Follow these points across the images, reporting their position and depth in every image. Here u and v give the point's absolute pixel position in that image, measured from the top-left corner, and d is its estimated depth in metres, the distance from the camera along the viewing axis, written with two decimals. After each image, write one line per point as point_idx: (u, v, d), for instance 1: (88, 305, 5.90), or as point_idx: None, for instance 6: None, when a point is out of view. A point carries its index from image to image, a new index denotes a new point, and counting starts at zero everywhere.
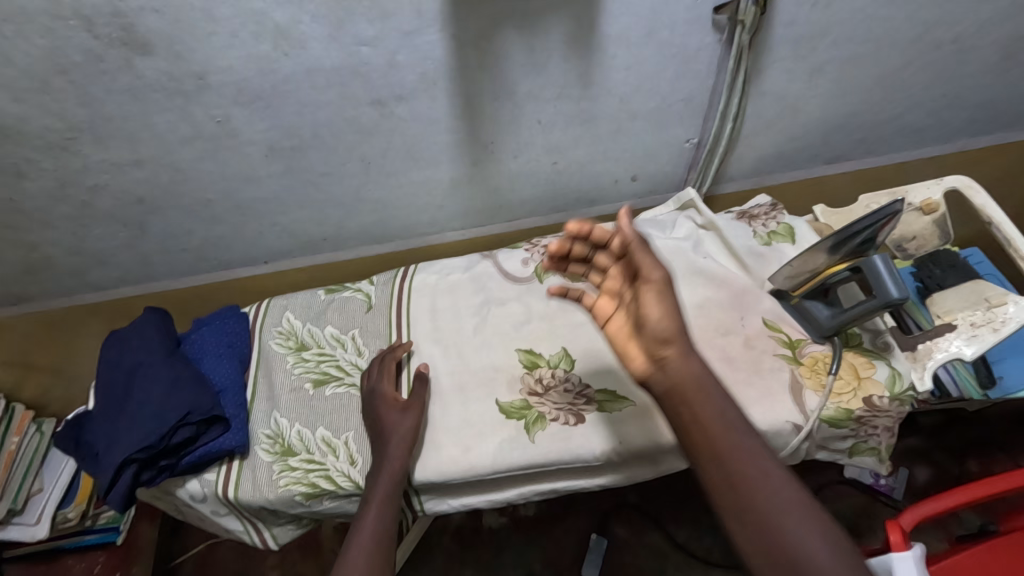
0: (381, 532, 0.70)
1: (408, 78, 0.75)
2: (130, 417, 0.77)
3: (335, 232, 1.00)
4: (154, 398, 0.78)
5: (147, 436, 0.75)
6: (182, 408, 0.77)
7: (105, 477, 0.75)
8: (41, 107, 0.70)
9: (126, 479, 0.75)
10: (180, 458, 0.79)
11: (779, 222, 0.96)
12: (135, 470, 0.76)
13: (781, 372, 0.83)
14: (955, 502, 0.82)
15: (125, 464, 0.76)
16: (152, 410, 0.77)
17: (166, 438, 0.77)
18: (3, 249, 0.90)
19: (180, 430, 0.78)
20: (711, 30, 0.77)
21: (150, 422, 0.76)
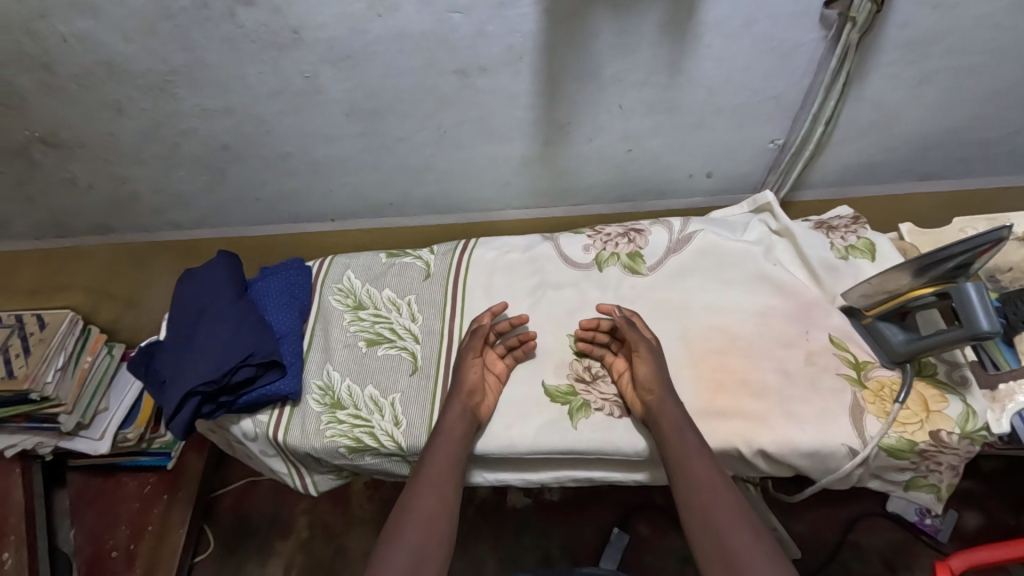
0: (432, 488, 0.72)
1: (495, 50, 0.74)
2: (198, 351, 0.81)
3: (401, 198, 1.01)
4: (221, 336, 0.82)
5: (214, 370, 0.79)
6: (248, 348, 0.81)
7: (171, 405, 0.79)
8: (147, 49, 0.74)
9: (189, 408, 0.79)
10: (239, 397, 0.84)
11: (859, 237, 0.91)
12: (198, 402, 0.80)
13: (843, 394, 0.79)
14: (1010, 554, 0.78)
15: (190, 395, 0.80)
16: (219, 347, 0.81)
17: (230, 375, 0.81)
18: (97, 180, 0.96)
19: (244, 370, 0.82)
20: (817, 26, 0.73)
21: (216, 358, 0.80)
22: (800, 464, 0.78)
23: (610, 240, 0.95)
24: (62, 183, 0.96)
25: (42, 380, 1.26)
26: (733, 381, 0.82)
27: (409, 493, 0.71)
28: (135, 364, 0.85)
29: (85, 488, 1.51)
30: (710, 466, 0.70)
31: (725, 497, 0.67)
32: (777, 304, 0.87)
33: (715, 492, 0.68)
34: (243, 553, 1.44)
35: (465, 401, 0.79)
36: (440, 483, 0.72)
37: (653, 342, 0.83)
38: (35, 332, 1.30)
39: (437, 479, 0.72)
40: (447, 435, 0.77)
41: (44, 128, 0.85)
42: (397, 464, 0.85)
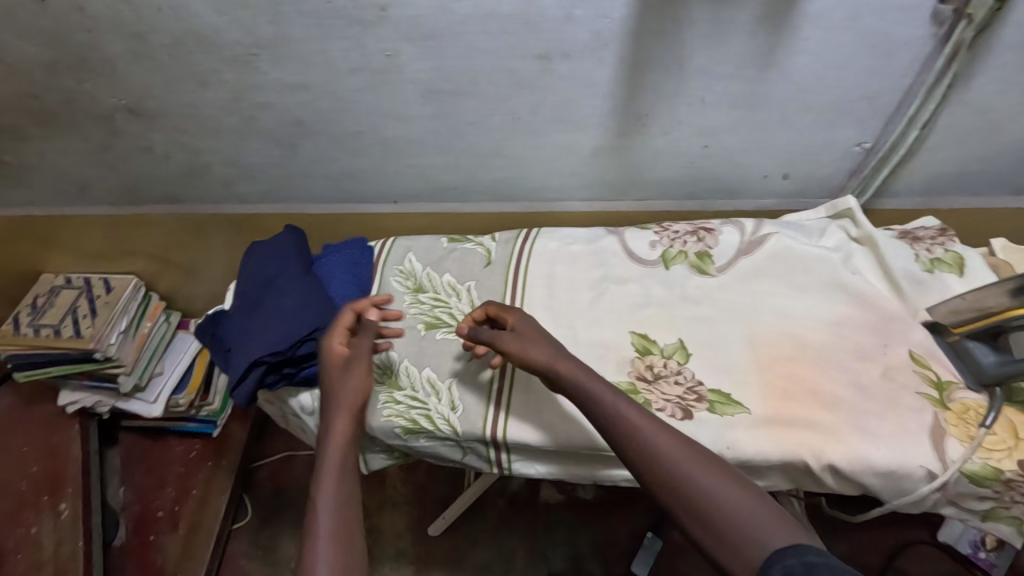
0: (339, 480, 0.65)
1: (581, 36, 0.73)
2: (267, 323, 0.83)
3: (466, 183, 1.00)
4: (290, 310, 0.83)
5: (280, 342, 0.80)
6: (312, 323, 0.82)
7: (236, 373, 0.81)
8: (237, 21, 0.75)
9: (253, 377, 0.81)
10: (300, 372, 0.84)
11: (947, 249, 0.86)
12: (262, 371, 0.81)
13: (923, 414, 0.75)
14: None
15: (255, 364, 0.81)
16: (287, 319, 0.82)
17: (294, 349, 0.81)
18: (173, 150, 0.98)
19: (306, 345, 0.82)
20: (926, 23, 0.69)
21: (284, 330, 0.82)
22: (871, 483, 0.74)
23: (678, 238, 0.93)
24: (140, 150, 0.99)
25: (107, 341, 1.29)
26: (803, 390, 0.78)
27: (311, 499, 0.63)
28: (206, 331, 0.88)
29: (135, 448, 1.57)
30: (646, 427, 0.62)
31: (685, 465, 0.58)
32: (855, 315, 0.83)
33: (676, 466, 0.59)
34: (279, 525, 1.48)
35: (330, 377, 0.75)
36: (343, 473, 0.66)
37: (523, 313, 0.80)
38: (101, 295, 1.34)
39: (338, 476, 0.66)
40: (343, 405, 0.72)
41: (130, 96, 0.87)
42: (450, 449, 0.85)
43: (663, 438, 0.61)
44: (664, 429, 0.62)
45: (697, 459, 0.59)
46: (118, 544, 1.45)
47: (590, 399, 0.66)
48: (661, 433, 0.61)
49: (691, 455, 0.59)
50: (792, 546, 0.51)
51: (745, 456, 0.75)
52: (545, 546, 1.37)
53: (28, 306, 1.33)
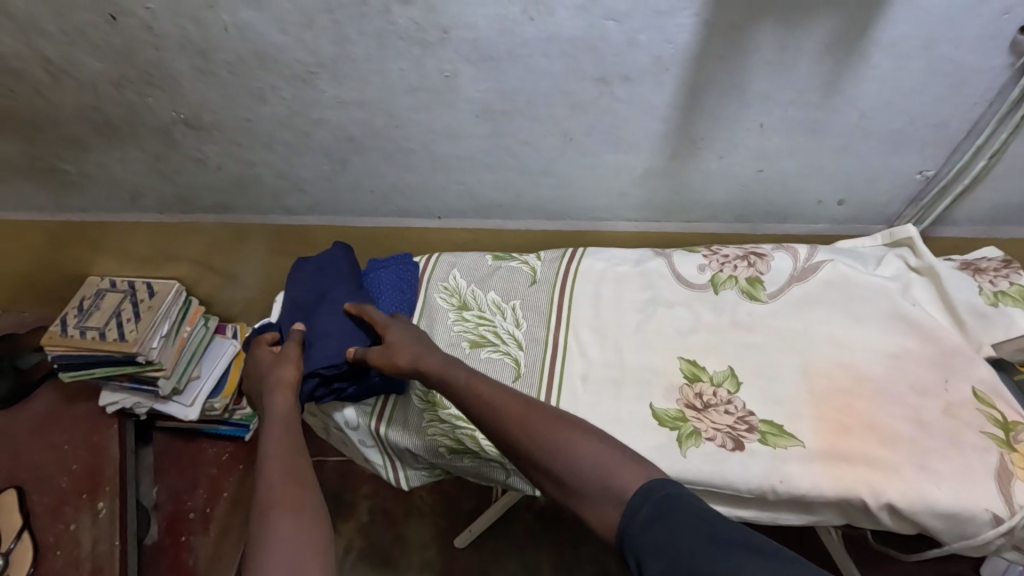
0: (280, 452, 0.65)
1: (642, 60, 0.72)
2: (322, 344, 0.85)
3: (512, 201, 1.00)
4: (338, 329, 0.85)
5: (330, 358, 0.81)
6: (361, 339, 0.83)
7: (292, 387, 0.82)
8: (300, 41, 0.76)
9: (307, 387, 0.81)
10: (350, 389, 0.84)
11: (1011, 282, 0.83)
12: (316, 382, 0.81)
13: (987, 454, 0.72)
14: None
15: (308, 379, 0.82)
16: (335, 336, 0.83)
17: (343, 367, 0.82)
18: (226, 162, 1.00)
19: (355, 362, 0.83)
20: (1002, 53, 0.67)
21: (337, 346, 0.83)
22: (932, 524, 0.71)
23: (727, 261, 0.92)
24: (194, 162, 1.01)
25: (149, 345, 1.31)
26: (860, 424, 0.76)
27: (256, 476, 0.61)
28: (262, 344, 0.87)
29: (168, 449, 1.59)
30: (486, 395, 0.69)
31: (546, 426, 0.63)
32: (913, 347, 0.81)
33: (533, 430, 0.63)
34: None
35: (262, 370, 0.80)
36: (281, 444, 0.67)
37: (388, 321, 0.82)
38: (144, 299, 1.36)
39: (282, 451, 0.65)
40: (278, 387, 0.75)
41: (190, 110, 0.89)
42: (494, 470, 0.84)
43: (507, 402, 0.67)
44: (510, 396, 0.68)
45: (543, 415, 0.65)
46: (151, 542, 1.46)
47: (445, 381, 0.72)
48: (503, 398, 0.67)
49: (536, 414, 0.65)
50: (644, 481, 0.56)
51: (799, 490, 0.73)
52: (574, 565, 1.36)
53: (74, 308, 1.35)
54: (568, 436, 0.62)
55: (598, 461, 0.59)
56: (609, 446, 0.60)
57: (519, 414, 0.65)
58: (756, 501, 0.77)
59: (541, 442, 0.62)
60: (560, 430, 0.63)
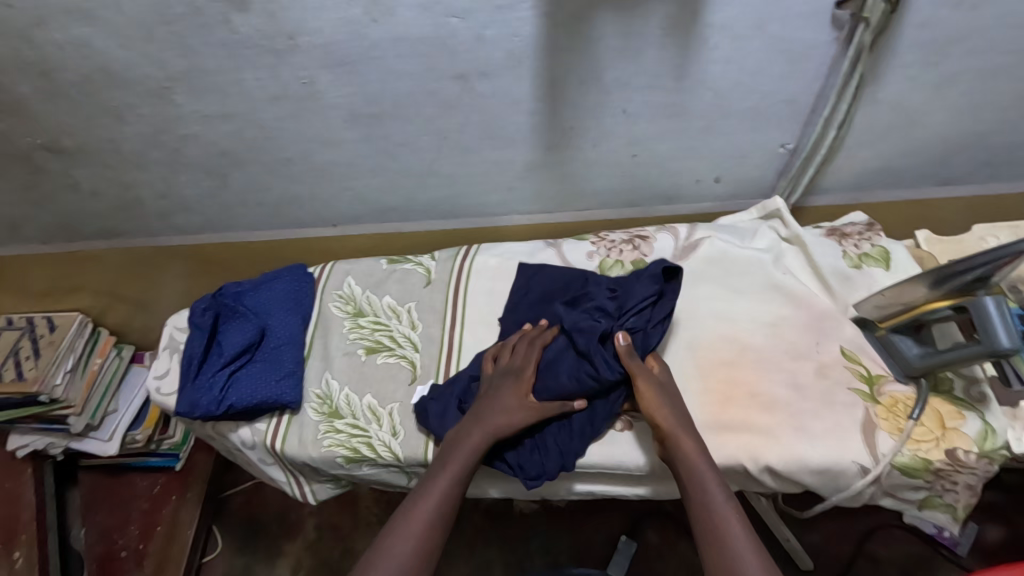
0: (437, 521, 0.68)
1: (495, 55, 0.73)
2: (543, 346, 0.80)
3: (404, 203, 0.99)
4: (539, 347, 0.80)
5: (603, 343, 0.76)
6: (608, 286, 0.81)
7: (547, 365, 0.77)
8: (145, 56, 0.73)
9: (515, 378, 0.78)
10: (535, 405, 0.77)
11: (873, 244, 0.88)
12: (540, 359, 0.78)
13: (855, 409, 0.76)
14: None
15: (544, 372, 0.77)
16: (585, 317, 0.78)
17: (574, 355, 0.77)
18: (101, 186, 0.96)
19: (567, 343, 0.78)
20: (828, 27, 0.71)
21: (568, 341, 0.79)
22: (809, 481, 0.75)
23: (614, 247, 0.93)
24: (67, 188, 0.96)
25: (52, 382, 1.24)
26: (741, 394, 0.79)
27: (393, 530, 0.67)
28: (534, 348, 0.78)
29: (96, 487, 1.45)
30: (701, 474, 0.68)
31: (723, 514, 0.64)
32: (788, 315, 0.84)
33: (713, 513, 0.65)
34: (253, 553, 1.40)
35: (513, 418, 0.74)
36: (440, 510, 0.69)
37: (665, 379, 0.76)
38: (45, 335, 1.29)
39: (433, 515, 0.68)
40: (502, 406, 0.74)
41: (47, 135, 0.85)
42: (395, 474, 0.84)
43: (702, 496, 0.66)
44: (716, 477, 0.67)
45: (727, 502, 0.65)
46: None
47: (684, 471, 0.68)
48: (714, 483, 0.67)
49: (731, 509, 0.65)
50: None
51: None
52: (523, 558, 1.29)
53: None
54: (732, 535, 0.63)
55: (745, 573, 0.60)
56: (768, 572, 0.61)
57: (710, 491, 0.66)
58: (649, 477, 0.80)
59: (709, 526, 0.64)
60: (735, 529, 0.63)
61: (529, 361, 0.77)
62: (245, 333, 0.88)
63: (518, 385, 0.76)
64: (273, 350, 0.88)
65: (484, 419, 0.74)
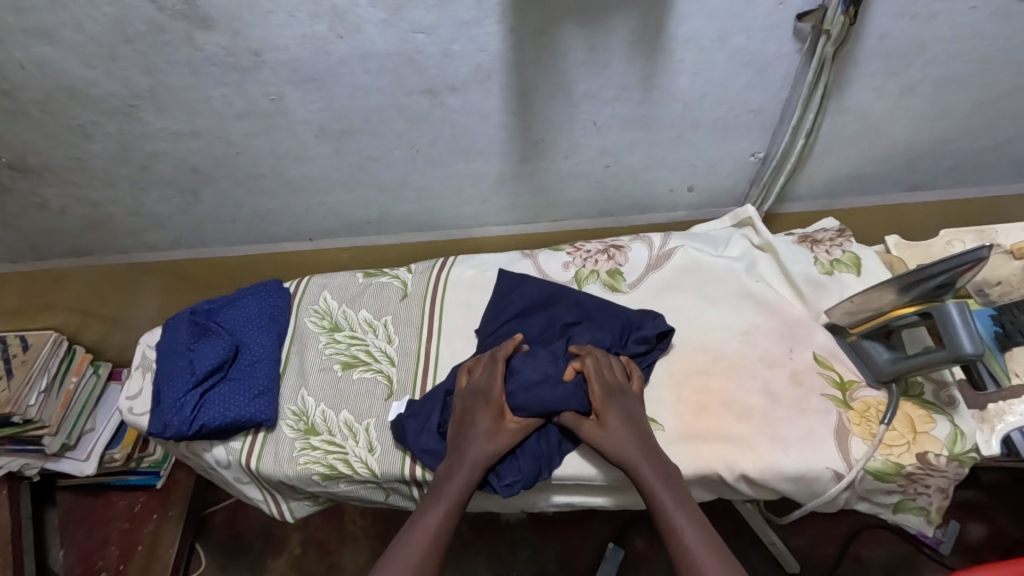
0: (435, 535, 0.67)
1: (463, 69, 0.73)
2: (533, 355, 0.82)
3: (379, 216, 0.99)
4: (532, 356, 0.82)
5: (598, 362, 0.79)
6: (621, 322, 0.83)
7: (514, 378, 0.77)
8: (108, 74, 0.73)
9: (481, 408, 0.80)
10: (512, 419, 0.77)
11: (844, 250, 0.89)
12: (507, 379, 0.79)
13: (828, 415, 0.77)
14: None
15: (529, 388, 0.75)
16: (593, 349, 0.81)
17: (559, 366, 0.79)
18: (69, 205, 0.95)
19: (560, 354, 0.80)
20: (791, 39, 0.72)
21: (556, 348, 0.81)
22: (784, 488, 0.75)
23: (590, 257, 0.93)
24: (35, 207, 0.95)
25: (26, 403, 1.21)
26: (716, 403, 0.79)
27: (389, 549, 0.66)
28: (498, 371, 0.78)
29: (76, 507, 1.43)
30: (661, 494, 0.66)
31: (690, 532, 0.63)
32: (761, 322, 0.85)
33: (679, 534, 0.63)
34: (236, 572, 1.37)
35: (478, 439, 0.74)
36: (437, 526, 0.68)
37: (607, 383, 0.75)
38: (18, 354, 1.26)
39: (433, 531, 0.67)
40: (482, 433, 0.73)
41: (12, 154, 0.84)
42: (372, 490, 0.83)
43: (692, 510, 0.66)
44: (674, 496, 0.66)
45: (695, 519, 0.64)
46: None
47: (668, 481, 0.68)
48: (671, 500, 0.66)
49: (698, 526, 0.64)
50: None
51: None
52: (510, 568, 1.28)
53: None
54: (702, 553, 0.61)
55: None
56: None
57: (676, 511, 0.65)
58: (628, 488, 0.80)
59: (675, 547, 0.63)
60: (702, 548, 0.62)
61: (494, 379, 0.76)
62: (218, 350, 0.86)
63: (493, 404, 0.75)
64: (247, 367, 0.87)
65: (468, 451, 0.72)
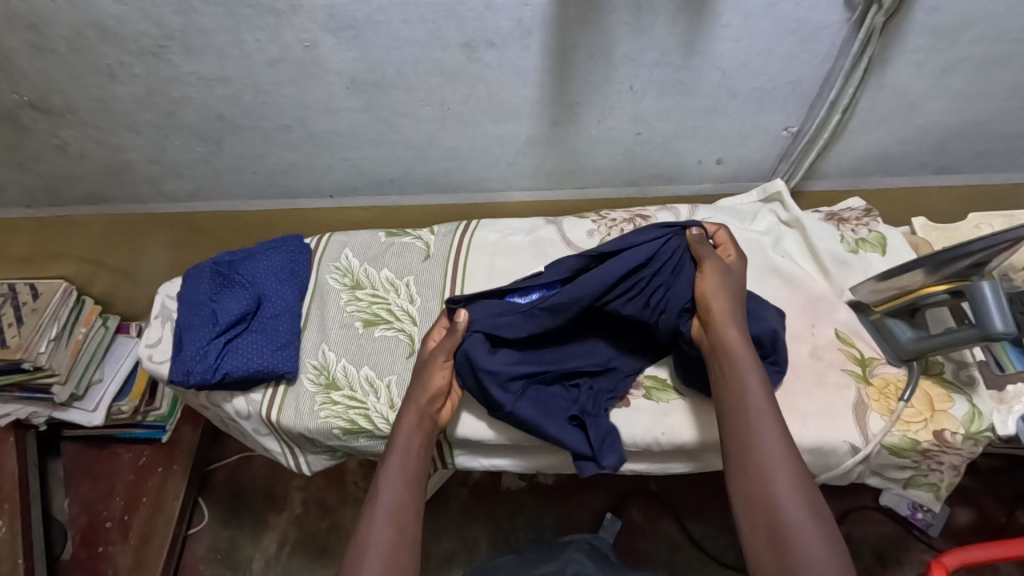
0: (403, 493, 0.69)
1: (505, 24, 0.72)
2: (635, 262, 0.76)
3: (402, 175, 0.97)
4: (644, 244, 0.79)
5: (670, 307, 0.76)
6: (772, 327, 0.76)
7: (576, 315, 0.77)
8: (140, 11, 0.72)
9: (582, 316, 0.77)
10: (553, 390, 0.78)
11: (870, 230, 0.88)
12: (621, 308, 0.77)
13: (847, 390, 0.77)
14: (977, 556, 0.82)
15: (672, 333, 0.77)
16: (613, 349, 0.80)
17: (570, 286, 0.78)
18: (90, 148, 0.93)
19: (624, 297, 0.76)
20: (840, 8, 0.71)
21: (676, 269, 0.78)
22: (800, 459, 0.76)
23: (614, 226, 0.93)
24: (54, 149, 0.93)
25: (36, 350, 1.17)
26: None
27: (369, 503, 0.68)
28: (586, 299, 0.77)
29: (81, 458, 1.41)
30: (768, 443, 0.62)
31: (785, 473, 0.60)
32: (785, 297, 0.85)
33: (764, 454, 0.62)
34: (239, 527, 1.36)
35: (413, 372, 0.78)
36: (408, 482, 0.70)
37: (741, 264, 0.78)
38: (27, 302, 1.22)
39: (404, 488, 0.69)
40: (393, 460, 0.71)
41: (34, 92, 0.83)
42: None
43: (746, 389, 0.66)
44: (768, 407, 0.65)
45: (787, 470, 0.60)
46: (68, 559, 1.31)
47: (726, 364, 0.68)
48: (766, 417, 0.64)
49: (784, 446, 0.62)
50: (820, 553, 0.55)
51: (681, 441, 0.77)
52: (510, 533, 1.29)
53: None
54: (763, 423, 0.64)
55: (774, 458, 0.61)
56: (794, 459, 0.61)
57: (766, 436, 0.63)
58: (645, 454, 0.81)
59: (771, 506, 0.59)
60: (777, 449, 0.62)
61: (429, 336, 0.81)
62: (241, 302, 0.86)
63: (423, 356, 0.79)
64: (270, 320, 0.87)
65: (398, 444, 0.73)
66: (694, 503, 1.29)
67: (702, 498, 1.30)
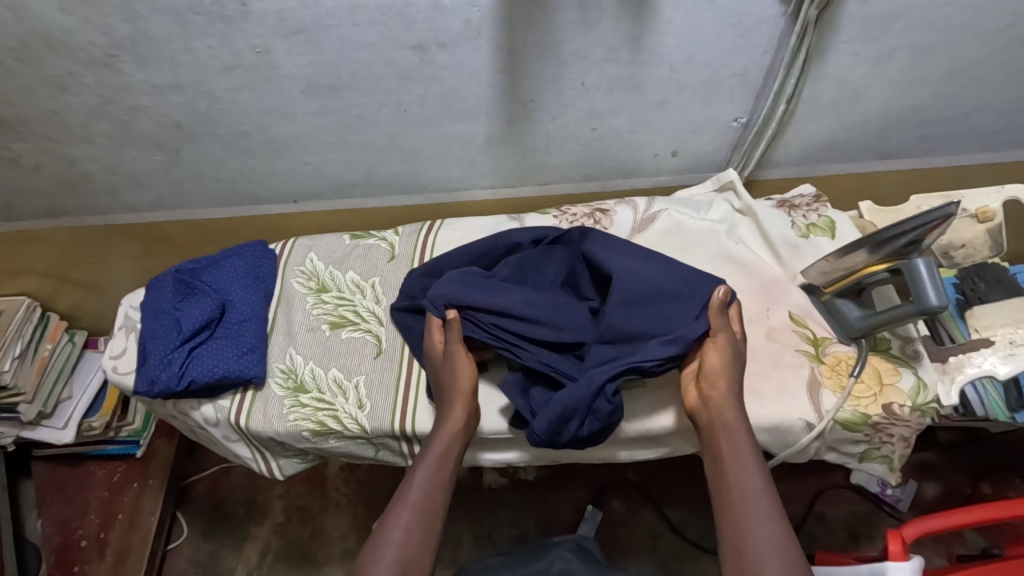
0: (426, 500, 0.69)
1: (454, 24, 0.73)
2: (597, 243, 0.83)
3: (365, 178, 0.98)
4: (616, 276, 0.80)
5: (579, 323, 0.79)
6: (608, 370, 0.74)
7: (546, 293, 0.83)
8: (87, 21, 0.72)
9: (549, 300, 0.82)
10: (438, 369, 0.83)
11: (820, 215, 0.92)
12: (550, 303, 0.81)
13: (801, 369, 0.80)
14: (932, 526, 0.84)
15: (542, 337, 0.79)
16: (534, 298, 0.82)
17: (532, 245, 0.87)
18: (44, 160, 0.92)
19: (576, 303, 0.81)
20: (776, 2, 0.74)
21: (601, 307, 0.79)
22: (760, 439, 0.79)
23: (575, 220, 0.95)
24: (7, 162, 0.92)
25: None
26: None
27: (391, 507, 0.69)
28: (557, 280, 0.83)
29: (52, 477, 1.39)
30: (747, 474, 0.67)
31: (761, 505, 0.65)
32: (740, 283, 0.88)
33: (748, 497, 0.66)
34: (219, 539, 1.34)
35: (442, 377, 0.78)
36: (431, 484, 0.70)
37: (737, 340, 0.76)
38: None
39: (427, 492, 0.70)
40: (422, 466, 0.72)
41: None
42: (362, 446, 0.85)
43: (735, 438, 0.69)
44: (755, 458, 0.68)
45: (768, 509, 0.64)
46: None
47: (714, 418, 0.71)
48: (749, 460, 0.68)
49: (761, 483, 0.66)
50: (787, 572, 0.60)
51: (644, 427, 0.79)
52: (492, 530, 1.30)
53: None
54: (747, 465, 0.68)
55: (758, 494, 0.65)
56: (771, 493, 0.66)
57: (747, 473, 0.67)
58: (611, 441, 0.83)
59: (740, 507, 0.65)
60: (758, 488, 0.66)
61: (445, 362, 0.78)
62: (204, 309, 0.86)
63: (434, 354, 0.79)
64: (234, 326, 0.87)
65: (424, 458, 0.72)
66: (671, 491, 1.31)
67: (679, 485, 1.32)
